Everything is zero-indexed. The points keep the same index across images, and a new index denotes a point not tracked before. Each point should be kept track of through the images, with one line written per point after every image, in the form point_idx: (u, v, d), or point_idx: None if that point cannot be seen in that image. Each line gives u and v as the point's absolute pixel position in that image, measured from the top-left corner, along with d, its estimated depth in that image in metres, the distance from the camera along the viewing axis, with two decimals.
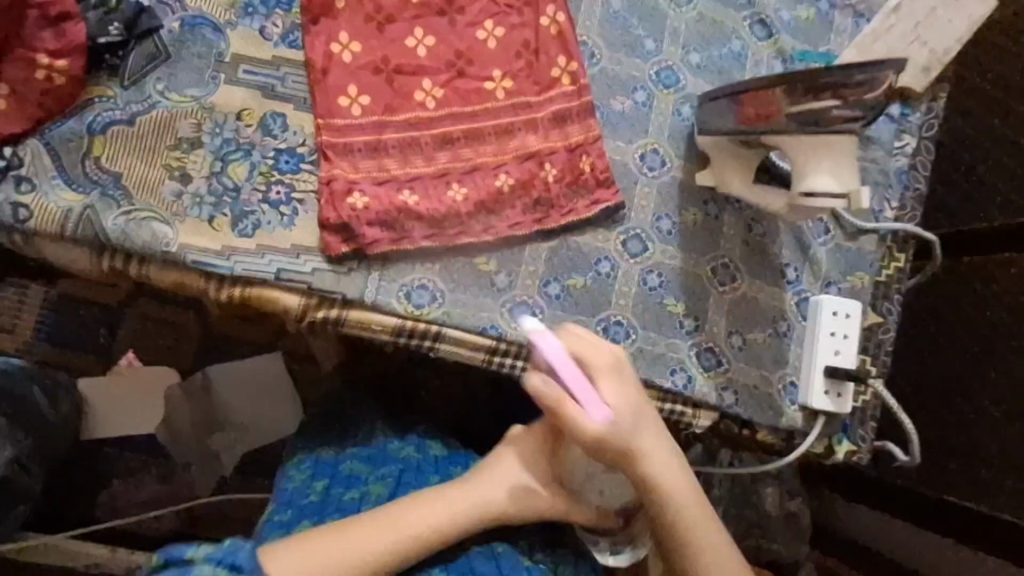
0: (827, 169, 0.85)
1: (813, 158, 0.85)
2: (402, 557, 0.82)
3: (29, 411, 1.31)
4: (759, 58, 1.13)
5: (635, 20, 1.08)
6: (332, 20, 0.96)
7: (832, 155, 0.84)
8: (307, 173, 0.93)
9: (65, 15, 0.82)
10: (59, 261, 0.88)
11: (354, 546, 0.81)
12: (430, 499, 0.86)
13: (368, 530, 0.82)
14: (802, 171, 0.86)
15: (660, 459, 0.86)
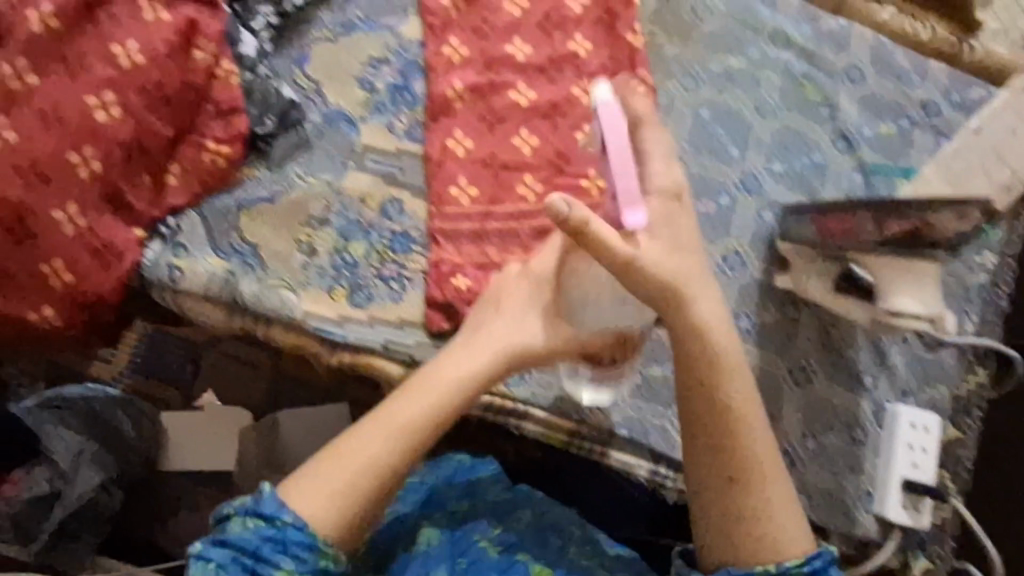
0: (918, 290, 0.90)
1: (904, 279, 0.90)
2: (410, 441, 0.85)
3: (113, 439, 1.25)
4: (840, 170, 1.18)
5: (721, 129, 1.16)
6: (450, 119, 1.07)
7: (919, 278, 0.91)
8: (417, 254, 1.04)
9: (234, 109, 0.96)
10: (198, 320, 0.98)
11: (363, 456, 0.83)
12: (418, 393, 0.87)
13: (371, 432, 0.84)
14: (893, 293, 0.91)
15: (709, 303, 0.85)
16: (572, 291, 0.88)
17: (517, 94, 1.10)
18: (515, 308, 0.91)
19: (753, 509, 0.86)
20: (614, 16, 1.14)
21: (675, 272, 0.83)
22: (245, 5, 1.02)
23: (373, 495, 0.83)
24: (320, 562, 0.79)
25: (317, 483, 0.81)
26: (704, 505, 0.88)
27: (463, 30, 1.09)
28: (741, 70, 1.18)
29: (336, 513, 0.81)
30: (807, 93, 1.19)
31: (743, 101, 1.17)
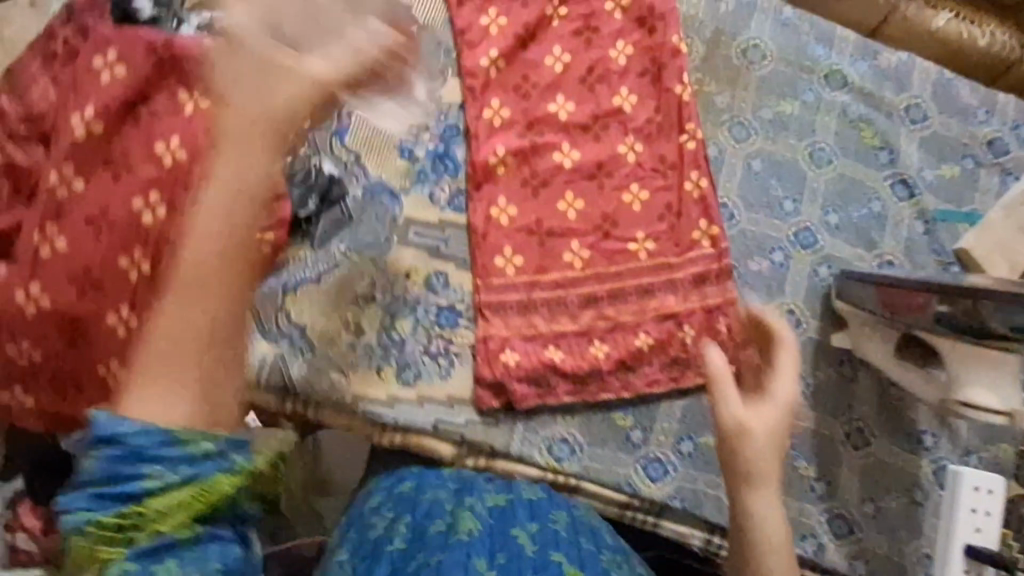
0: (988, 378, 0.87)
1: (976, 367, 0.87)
2: (221, 256, 0.59)
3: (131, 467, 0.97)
4: (899, 220, 1.12)
5: (774, 181, 1.11)
6: (493, 187, 1.04)
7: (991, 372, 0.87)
8: (464, 328, 1.03)
9: (276, 194, 0.94)
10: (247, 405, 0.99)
11: (188, 383, 0.60)
12: (197, 228, 0.59)
13: (145, 345, 0.59)
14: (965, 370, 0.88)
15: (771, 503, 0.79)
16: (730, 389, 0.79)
17: (560, 154, 1.06)
18: (229, 158, 0.58)
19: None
20: (660, 65, 1.08)
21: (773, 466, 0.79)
22: None
23: (232, 394, 0.63)
24: (191, 448, 0.59)
25: (154, 408, 0.59)
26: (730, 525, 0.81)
27: (502, 91, 1.06)
28: (795, 116, 1.12)
29: (227, 398, 0.63)
30: (865, 137, 1.13)
31: (797, 149, 1.12)
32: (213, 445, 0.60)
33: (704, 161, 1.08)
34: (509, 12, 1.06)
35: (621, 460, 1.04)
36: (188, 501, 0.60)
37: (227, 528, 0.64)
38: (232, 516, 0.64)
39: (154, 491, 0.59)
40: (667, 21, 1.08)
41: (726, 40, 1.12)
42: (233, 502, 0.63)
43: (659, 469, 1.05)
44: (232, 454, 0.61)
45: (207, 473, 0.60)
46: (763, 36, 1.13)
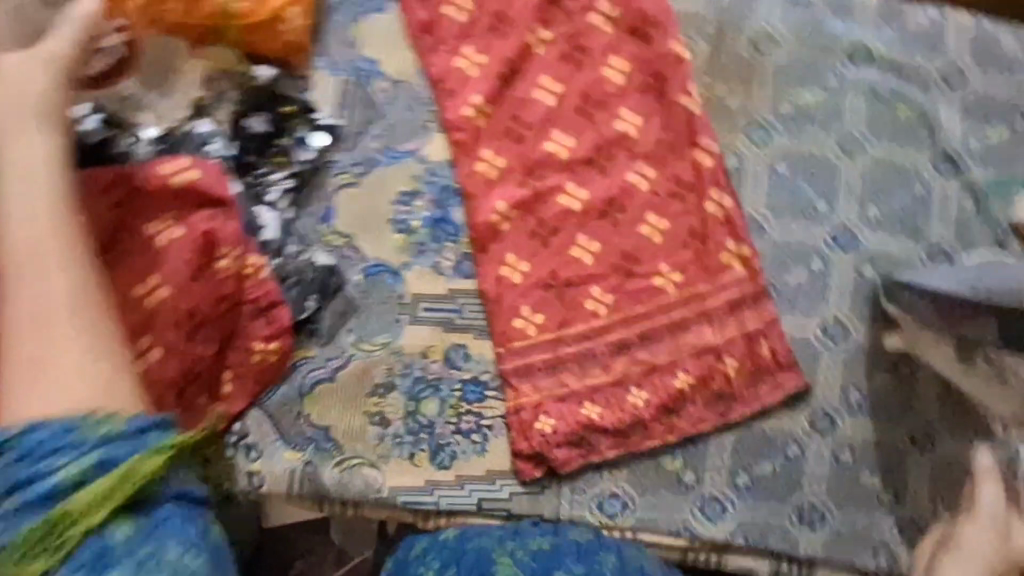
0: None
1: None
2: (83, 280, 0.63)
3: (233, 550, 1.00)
4: (946, 200, 1.01)
5: (803, 182, 1.00)
6: (501, 244, 0.97)
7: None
8: (493, 400, 0.98)
9: (273, 303, 0.88)
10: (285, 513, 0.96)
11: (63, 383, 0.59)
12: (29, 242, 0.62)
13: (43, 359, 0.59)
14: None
15: None
16: None
17: (567, 197, 0.98)
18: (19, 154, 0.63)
19: None
20: (662, 78, 0.98)
21: None
22: (255, 173, 0.91)
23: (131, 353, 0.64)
24: (95, 432, 0.58)
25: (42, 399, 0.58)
26: None
27: (493, 138, 0.96)
28: (819, 106, 1.00)
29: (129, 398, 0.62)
30: (900, 115, 1.01)
31: (825, 143, 1.00)
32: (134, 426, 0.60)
33: (724, 176, 0.99)
34: (489, 48, 0.97)
35: (676, 504, 0.99)
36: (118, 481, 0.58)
37: (168, 502, 0.62)
38: (172, 492, 0.62)
39: (66, 487, 0.56)
40: (661, 31, 0.98)
41: (730, 34, 1.01)
42: (166, 473, 0.62)
43: (717, 508, 1.00)
44: (151, 432, 0.61)
45: (124, 456, 0.59)
46: (772, 21, 1.03)
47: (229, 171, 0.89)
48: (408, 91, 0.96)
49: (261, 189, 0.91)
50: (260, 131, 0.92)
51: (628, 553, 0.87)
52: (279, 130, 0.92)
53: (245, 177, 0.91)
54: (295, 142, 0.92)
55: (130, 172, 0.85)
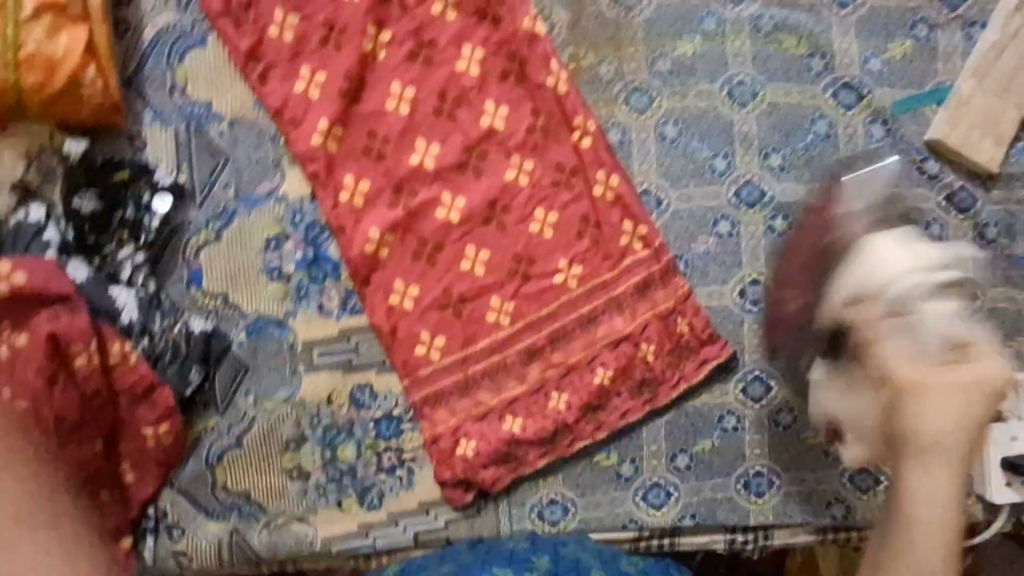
0: (947, 325, 0.74)
1: (964, 371, 0.73)
2: None
3: None
4: (854, 131, 0.92)
5: (696, 142, 0.91)
6: (384, 273, 0.91)
7: (968, 363, 0.74)
8: (410, 431, 0.94)
9: (151, 386, 0.84)
10: None
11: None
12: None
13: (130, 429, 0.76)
14: (936, 319, 0.74)
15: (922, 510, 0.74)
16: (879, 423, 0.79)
17: (444, 209, 0.90)
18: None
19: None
20: (520, 60, 0.89)
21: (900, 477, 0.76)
22: (105, 254, 0.85)
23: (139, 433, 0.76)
24: None
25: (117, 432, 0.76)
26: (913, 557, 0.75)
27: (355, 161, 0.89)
28: (700, 55, 0.91)
29: None
30: (788, 49, 0.91)
31: (712, 95, 0.91)
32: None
33: (608, 154, 0.91)
34: (326, 64, 0.87)
35: (618, 498, 0.95)
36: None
37: None
38: None
39: None
40: (509, 8, 0.89)
41: None
42: None
43: (662, 495, 0.95)
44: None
45: None
46: None
47: (71, 257, 0.83)
48: (248, 128, 0.89)
49: (114, 269, 0.85)
50: (95, 208, 0.85)
51: (564, 550, 0.87)
52: (116, 201, 0.86)
53: (93, 259, 0.85)
54: (142, 212, 0.86)
55: None
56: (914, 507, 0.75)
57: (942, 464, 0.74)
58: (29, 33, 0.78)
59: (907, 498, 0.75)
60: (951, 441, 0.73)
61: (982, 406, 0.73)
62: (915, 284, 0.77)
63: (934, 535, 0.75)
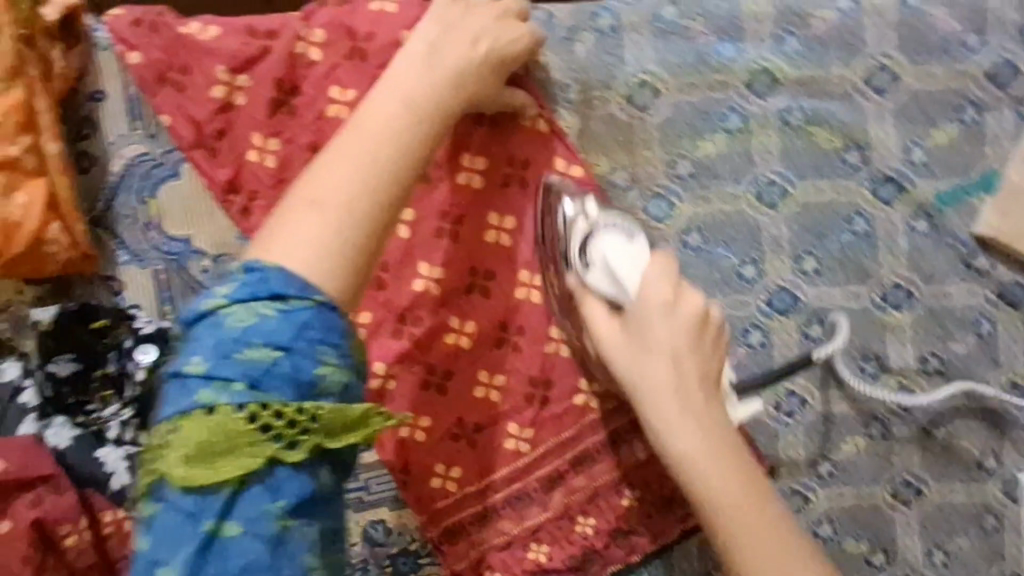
0: (618, 270, 0.73)
1: (635, 316, 0.71)
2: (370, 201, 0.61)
3: None
4: (892, 229, 0.84)
5: (723, 248, 0.84)
6: (392, 404, 0.84)
7: (673, 316, 0.70)
8: (429, 565, 0.87)
9: None
10: None
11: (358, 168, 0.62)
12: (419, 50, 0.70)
13: (313, 218, 0.60)
14: (599, 268, 0.74)
15: (683, 429, 0.68)
16: (653, 326, 0.70)
17: (454, 333, 0.84)
18: (479, 19, 0.74)
19: (725, 530, 0.65)
20: (522, 163, 0.82)
21: (652, 380, 0.70)
22: (88, 412, 0.79)
23: (342, 247, 0.59)
24: None
25: (299, 232, 0.59)
26: (683, 437, 0.68)
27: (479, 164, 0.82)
28: (723, 155, 0.82)
29: (337, 235, 0.59)
30: (820, 142, 0.82)
31: (738, 198, 0.83)
32: (343, 356, 0.59)
33: None
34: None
35: None
36: (354, 424, 0.59)
37: None
38: None
39: None
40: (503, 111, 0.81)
41: (599, 94, 0.82)
42: None
43: None
44: (350, 379, 0.60)
45: None
46: (649, 62, 0.81)
47: (52, 418, 0.78)
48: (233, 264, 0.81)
49: (99, 428, 0.79)
50: (74, 367, 0.79)
51: None
52: (96, 356, 0.79)
53: (77, 418, 0.78)
54: (124, 362, 0.79)
55: None
56: (684, 449, 0.67)
57: (695, 418, 0.68)
58: None
59: (680, 448, 0.67)
60: (656, 380, 0.69)
61: (707, 371, 0.71)
62: (606, 238, 0.74)
63: (737, 527, 0.65)
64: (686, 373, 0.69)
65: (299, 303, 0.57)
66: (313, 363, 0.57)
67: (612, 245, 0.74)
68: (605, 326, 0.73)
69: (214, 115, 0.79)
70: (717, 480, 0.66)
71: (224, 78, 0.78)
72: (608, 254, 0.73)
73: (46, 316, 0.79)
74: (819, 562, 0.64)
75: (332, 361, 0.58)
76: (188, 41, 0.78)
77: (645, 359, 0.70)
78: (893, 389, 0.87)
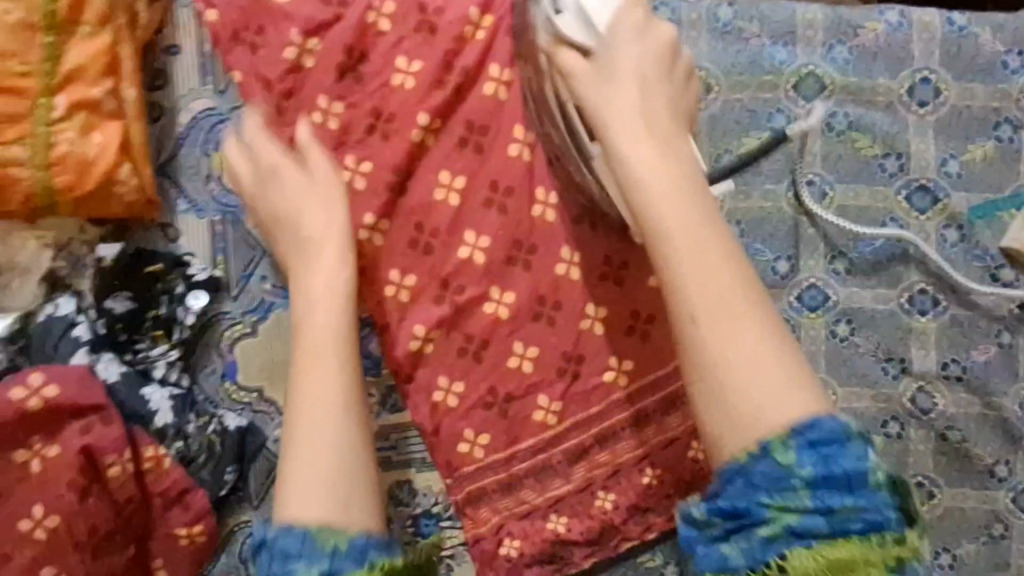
0: (594, 15, 0.67)
1: (601, 54, 0.66)
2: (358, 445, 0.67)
3: None
4: (925, 237, 0.87)
5: (760, 244, 0.87)
6: (429, 367, 0.87)
7: (645, 52, 0.65)
8: (449, 528, 0.90)
9: (184, 490, 0.80)
10: None
11: (326, 399, 0.67)
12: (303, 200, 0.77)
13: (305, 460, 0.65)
14: (572, 17, 0.68)
15: (637, 142, 0.61)
16: (623, 56, 0.64)
17: (493, 304, 0.87)
18: (292, 183, 0.77)
19: (649, 225, 0.59)
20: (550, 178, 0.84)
21: (602, 101, 0.63)
22: (137, 351, 0.82)
23: (340, 481, 0.65)
24: None
25: (300, 487, 0.64)
26: (635, 148, 0.61)
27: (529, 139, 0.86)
28: (767, 153, 0.85)
29: (329, 457, 0.65)
30: (861, 149, 0.86)
31: (778, 197, 0.86)
32: (358, 543, 0.62)
33: None
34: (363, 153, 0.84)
35: None
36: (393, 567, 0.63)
37: None
38: None
39: None
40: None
41: None
42: None
43: None
44: (372, 551, 0.63)
45: None
46: (703, 58, 0.84)
47: (101, 354, 0.79)
48: None
49: (147, 366, 0.81)
50: (129, 306, 0.81)
51: None
52: (150, 297, 0.82)
53: (126, 355, 0.81)
54: (175, 305, 0.82)
55: None
56: (636, 166, 0.60)
57: (658, 145, 0.61)
58: (62, 133, 0.72)
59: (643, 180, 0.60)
60: (621, 100, 0.63)
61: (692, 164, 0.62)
62: None
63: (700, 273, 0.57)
64: (647, 93, 0.64)
65: (326, 538, 0.62)
66: (353, 566, 0.61)
67: (593, 4, 0.67)
68: (560, 35, 0.69)
69: (283, 75, 0.82)
70: (653, 173, 0.60)
71: (297, 40, 0.82)
72: (586, 3, 0.68)
73: (110, 251, 0.81)
74: (789, 343, 0.57)
75: (346, 550, 0.62)
76: (266, 6, 0.82)
77: (589, 67, 0.66)
78: (912, 392, 0.90)
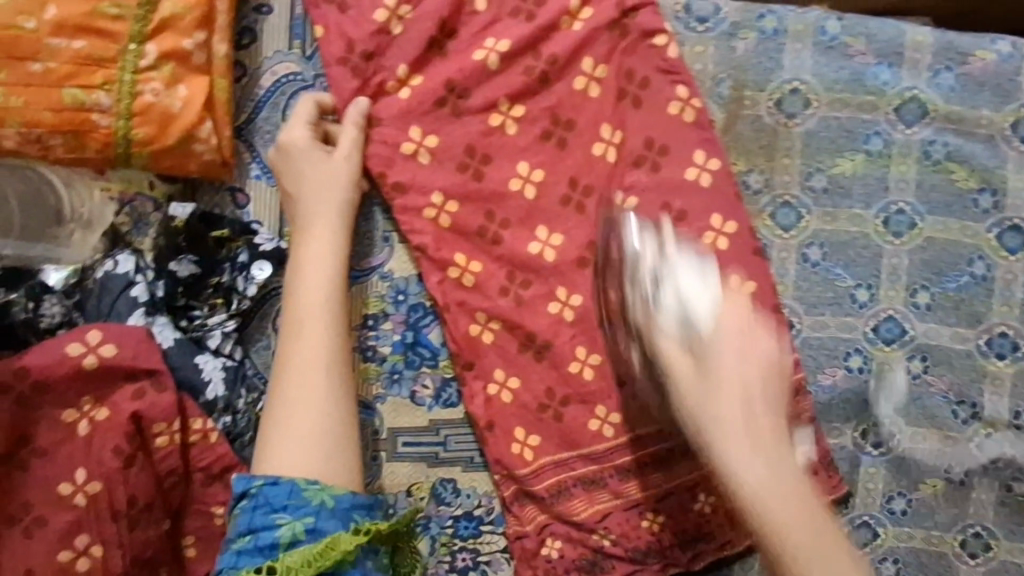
0: (687, 299, 0.60)
1: (699, 348, 0.58)
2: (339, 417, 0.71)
3: None
4: (1011, 278, 0.84)
5: (841, 269, 0.84)
6: (485, 359, 0.84)
7: (755, 352, 0.58)
8: (489, 532, 0.86)
9: (228, 467, 0.77)
10: None
11: (316, 386, 0.71)
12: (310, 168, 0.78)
13: (285, 430, 0.69)
14: (668, 289, 0.61)
15: (752, 458, 0.55)
16: (722, 355, 0.57)
17: (558, 304, 0.83)
18: (297, 144, 0.78)
19: (788, 526, 0.54)
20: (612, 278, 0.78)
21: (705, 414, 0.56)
22: (192, 317, 0.79)
23: (326, 450, 0.69)
24: None
25: (280, 445, 0.68)
26: (720, 412, 0.56)
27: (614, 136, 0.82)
28: (859, 176, 0.83)
29: (313, 429, 0.70)
30: (955, 180, 0.83)
31: (865, 221, 0.84)
32: (343, 503, 0.66)
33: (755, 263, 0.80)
34: (442, 130, 0.82)
35: None
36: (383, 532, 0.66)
37: None
38: None
39: None
40: (652, 88, 0.82)
41: (751, 94, 0.83)
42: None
43: None
44: (356, 512, 0.67)
45: None
46: (805, 72, 0.83)
47: (157, 317, 0.77)
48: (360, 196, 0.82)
49: (201, 335, 0.79)
50: (192, 270, 0.79)
51: None
52: (214, 263, 0.79)
53: (180, 321, 0.79)
54: (238, 275, 0.79)
55: (36, 351, 0.72)
56: (754, 484, 0.54)
57: (757, 446, 0.55)
58: (147, 83, 0.72)
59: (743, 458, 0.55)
60: (725, 416, 0.56)
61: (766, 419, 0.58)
62: (680, 271, 0.62)
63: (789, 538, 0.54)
64: (778, 401, 0.57)
65: (311, 494, 0.65)
66: (338, 523, 0.65)
67: (689, 281, 0.61)
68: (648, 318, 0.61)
69: (370, 37, 0.81)
70: (760, 471, 0.54)
71: (389, 5, 0.81)
72: (680, 285, 0.61)
73: (180, 212, 0.78)
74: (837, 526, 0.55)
75: (332, 509, 0.65)
76: None
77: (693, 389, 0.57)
78: (979, 438, 0.85)
